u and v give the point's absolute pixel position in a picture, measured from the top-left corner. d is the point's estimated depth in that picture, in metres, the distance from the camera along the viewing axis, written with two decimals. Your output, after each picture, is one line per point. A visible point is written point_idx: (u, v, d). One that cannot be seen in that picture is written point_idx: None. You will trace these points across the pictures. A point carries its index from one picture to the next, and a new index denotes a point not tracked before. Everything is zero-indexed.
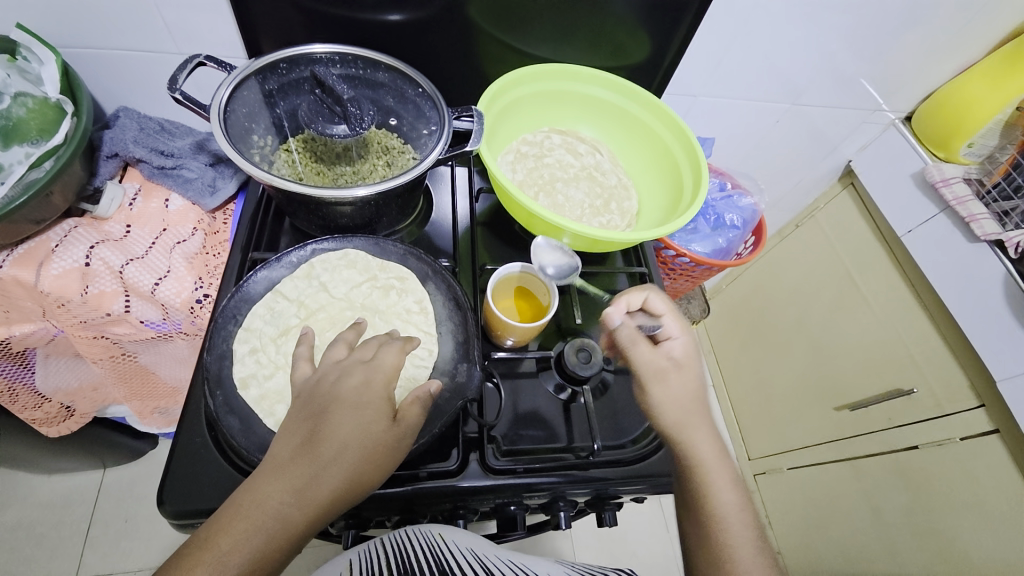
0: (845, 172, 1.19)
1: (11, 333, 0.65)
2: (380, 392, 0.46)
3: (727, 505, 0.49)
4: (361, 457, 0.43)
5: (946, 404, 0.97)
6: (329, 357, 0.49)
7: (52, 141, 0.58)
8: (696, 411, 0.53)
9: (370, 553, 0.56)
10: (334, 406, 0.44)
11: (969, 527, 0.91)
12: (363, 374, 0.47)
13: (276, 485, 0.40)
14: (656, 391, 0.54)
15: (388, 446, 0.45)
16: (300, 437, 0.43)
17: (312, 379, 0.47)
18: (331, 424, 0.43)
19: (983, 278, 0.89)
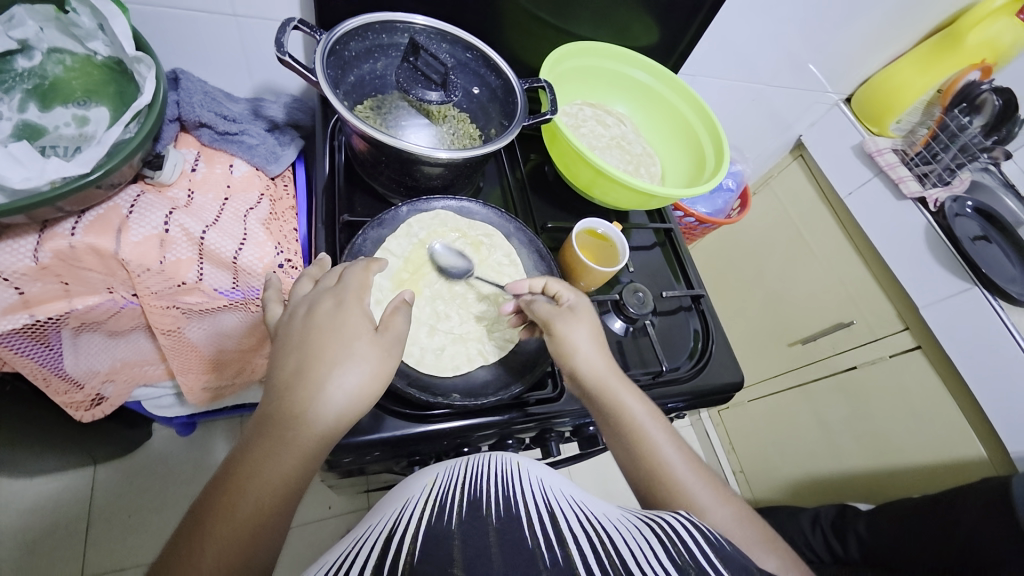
0: (794, 146, 1.40)
1: (73, 306, 0.61)
2: (352, 309, 0.48)
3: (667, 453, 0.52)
4: (362, 376, 0.46)
5: (878, 331, 1.21)
6: (297, 292, 0.51)
7: (138, 103, 0.55)
8: (612, 372, 0.55)
9: (456, 471, 0.47)
10: (316, 333, 0.46)
11: (899, 424, 1.17)
12: (334, 299, 0.49)
13: (279, 416, 0.43)
14: (565, 332, 0.55)
15: (383, 354, 0.48)
16: (292, 366, 0.45)
17: (291, 315, 0.49)
18: (317, 351, 0.45)
19: (911, 228, 1.13)
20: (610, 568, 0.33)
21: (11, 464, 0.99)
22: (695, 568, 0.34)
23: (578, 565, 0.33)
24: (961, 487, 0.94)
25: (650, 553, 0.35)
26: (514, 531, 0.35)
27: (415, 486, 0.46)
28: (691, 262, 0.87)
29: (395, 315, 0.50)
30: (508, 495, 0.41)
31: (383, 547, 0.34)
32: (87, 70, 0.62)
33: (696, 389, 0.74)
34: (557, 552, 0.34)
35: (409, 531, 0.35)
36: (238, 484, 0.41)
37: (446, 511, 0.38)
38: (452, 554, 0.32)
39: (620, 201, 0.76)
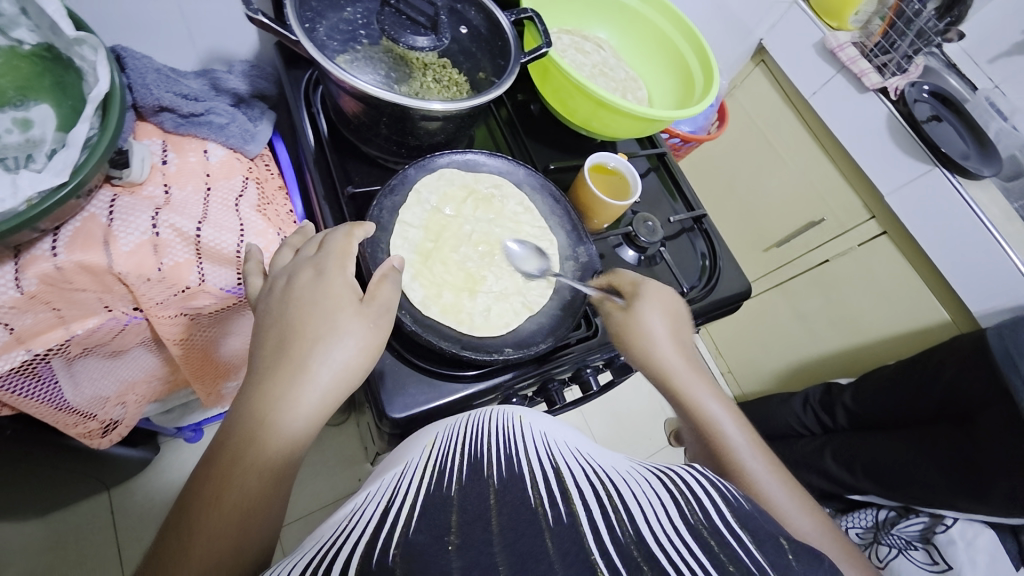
0: (755, 52, 1.40)
1: (74, 332, 0.55)
2: (335, 277, 0.45)
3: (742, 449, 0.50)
4: (348, 351, 0.42)
5: (847, 224, 1.30)
6: (277, 263, 0.48)
7: (98, 92, 0.48)
8: (681, 358, 0.54)
9: (457, 430, 0.43)
10: (297, 305, 0.43)
11: (870, 305, 1.29)
12: (313, 269, 0.45)
13: (257, 397, 0.39)
14: (642, 311, 0.55)
15: (370, 322, 0.44)
16: (272, 342, 0.41)
17: (268, 288, 0.45)
18: (297, 325, 0.42)
19: (875, 119, 1.19)
20: (615, 522, 0.30)
21: (23, 507, 0.94)
22: (709, 529, 0.30)
23: (583, 521, 0.30)
24: (936, 349, 1.06)
25: (660, 507, 0.32)
26: (518, 490, 0.33)
27: (413, 449, 0.42)
28: (687, 182, 0.88)
29: (384, 286, 0.47)
30: (510, 454, 0.38)
31: (378, 518, 0.30)
32: (11, 63, 0.52)
33: (713, 304, 0.78)
34: (560, 510, 0.31)
35: (407, 501, 0.32)
36: (221, 473, 0.36)
37: (446, 478, 0.35)
38: (450, 521, 0.29)
39: (619, 131, 0.75)
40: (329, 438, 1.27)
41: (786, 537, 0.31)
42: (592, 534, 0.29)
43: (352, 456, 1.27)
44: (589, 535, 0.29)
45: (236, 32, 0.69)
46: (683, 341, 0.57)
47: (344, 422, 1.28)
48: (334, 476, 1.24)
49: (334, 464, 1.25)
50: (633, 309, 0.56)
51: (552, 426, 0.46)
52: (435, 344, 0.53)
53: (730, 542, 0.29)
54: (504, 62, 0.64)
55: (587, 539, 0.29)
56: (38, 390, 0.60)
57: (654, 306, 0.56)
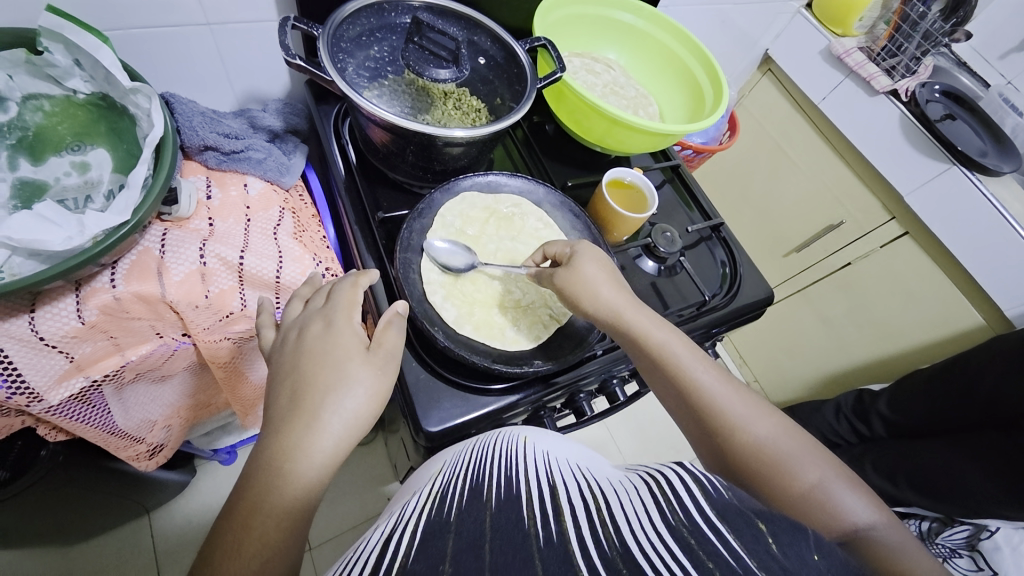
0: (762, 62, 1.42)
1: (128, 358, 0.59)
2: (342, 327, 0.49)
3: (698, 374, 0.54)
4: (360, 399, 0.45)
5: (866, 226, 1.30)
6: (288, 316, 0.53)
7: (154, 133, 0.53)
8: (627, 303, 0.57)
9: (462, 458, 0.46)
10: (308, 356, 0.47)
11: (897, 307, 1.28)
12: (323, 322, 0.50)
13: (276, 444, 0.42)
14: (586, 268, 0.58)
15: (375, 368, 0.47)
16: (287, 395, 0.45)
17: (281, 341, 0.50)
18: (309, 376, 0.45)
19: (887, 120, 1.20)
20: (602, 535, 0.31)
21: (70, 532, 0.98)
22: (689, 529, 0.30)
23: (571, 537, 0.31)
24: (970, 350, 1.04)
25: (643, 511, 0.32)
26: (512, 511, 0.35)
27: (425, 480, 0.46)
28: (701, 192, 0.90)
29: (390, 331, 0.51)
30: (510, 476, 0.40)
31: (379, 553, 0.33)
32: (69, 111, 0.58)
33: (737, 309, 0.79)
34: (552, 528, 0.32)
35: (408, 531, 0.34)
36: (241, 527, 0.38)
37: (446, 504, 0.37)
38: (445, 550, 0.31)
39: (632, 146, 0.77)
40: (358, 457, 1.29)
41: (762, 519, 0.31)
42: (577, 547, 0.30)
43: (380, 476, 1.28)
44: (578, 550, 0.29)
45: (268, 74, 0.74)
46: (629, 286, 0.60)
47: (372, 440, 1.30)
48: (364, 495, 1.26)
49: (363, 484, 1.27)
50: (573, 266, 0.58)
51: (555, 445, 0.49)
52: (467, 359, 0.55)
53: (709, 539, 0.28)
54: (522, 87, 0.67)
55: (572, 553, 0.29)
56: (91, 415, 0.64)
57: (593, 262, 0.59)
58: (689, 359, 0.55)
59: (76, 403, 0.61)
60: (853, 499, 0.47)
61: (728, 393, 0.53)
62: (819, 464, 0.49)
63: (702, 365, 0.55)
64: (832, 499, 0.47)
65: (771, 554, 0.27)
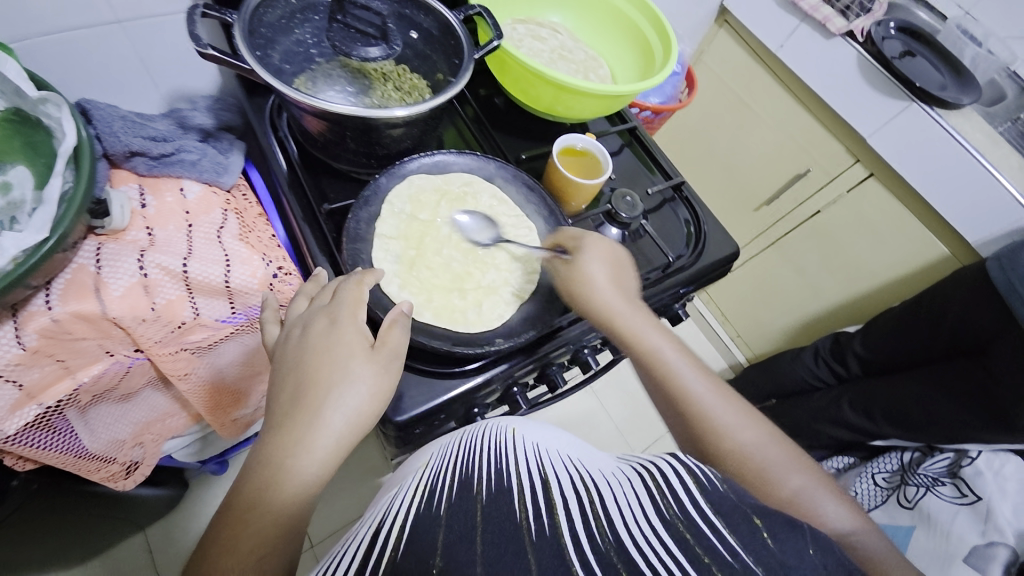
0: (718, 13, 1.39)
1: (80, 381, 0.57)
2: (347, 324, 0.47)
3: (688, 380, 0.54)
4: (364, 396, 0.43)
5: (833, 171, 1.30)
6: (293, 310, 0.50)
7: (66, 146, 0.50)
8: (624, 304, 0.57)
9: (450, 448, 0.46)
10: (313, 353, 0.44)
11: (866, 250, 1.30)
12: (327, 318, 0.47)
13: (274, 444, 0.40)
14: (586, 260, 0.58)
15: (379, 368, 0.46)
16: (289, 391, 0.43)
17: (281, 337, 0.47)
18: (314, 373, 0.43)
19: (844, 63, 1.18)
20: (594, 530, 0.32)
21: (61, 558, 0.96)
22: (684, 523, 0.32)
23: (563, 531, 0.33)
24: (938, 284, 1.06)
25: (637, 507, 0.34)
26: (503, 506, 0.35)
27: (410, 471, 0.46)
28: (661, 153, 0.89)
29: (397, 330, 0.49)
30: (500, 466, 0.41)
31: (368, 543, 0.34)
32: None
33: (703, 267, 0.79)
34: (544, 521, 0.34)
35: (396, 524, 0.34)
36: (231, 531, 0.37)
37: (435, 498, 0.37)
38: (437, 540, 0.32)
39: (582, 113, 0.75)
40: (349, 452, 1.29)
41: (758, 514, 0.32)
42: (571, 542, 0.32)
43: (373, 468, 1.29)
44: (571, 545, 0.31)
45: (194, 70, 0.70)
46: (627, 287, 0.59)
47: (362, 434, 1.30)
48: (359, 489, 1.26)
49: (358, 477, 1.27)
50: (576, 261, 0.58)
51: (543, 437, 0.48)
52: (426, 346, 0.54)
53: (702, 533, 0.30)
54: (459, 61, 0.64)
55: (566, 550, 0.31)
56: (54, 441, 0.62)
57: (596, 252, 0.58)
58: (678, 358, 0.55)
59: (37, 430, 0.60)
60: (834, 506, 0.47)
61: (713, 395, 0.54)
62: (804, 473, 0.49)
63: (694, 372, 0.55)
64: (815, 506, 0.46)
65: (769, 550, 0.29)
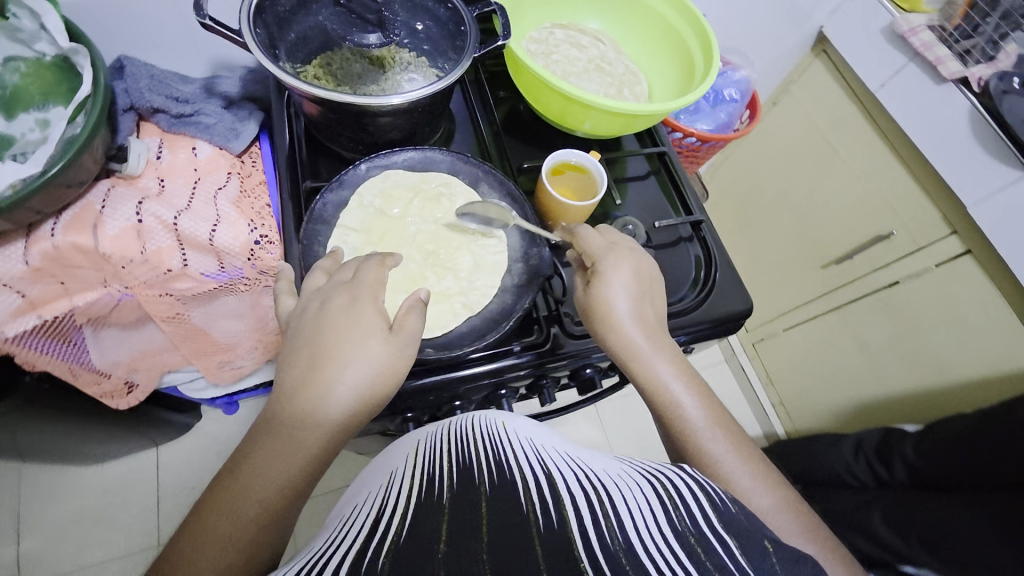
0: (817, 41, 1.24)
1: (75, 303, 0.64)
2: (366, 304, 0.46)
3: (703, 430, 0.51)
4: (373, 375, 0.43)
5: (922, 240, 1.10)
6: (310, 284, 0.49)
7: (78, 94, 0.55)
8: (647, 337, 0.54)
9: (439, 438, 0.46)
10: (329, 328, 0.44)
11: (947, 337, 1.10)
12: (347, 295, 0.46)
13: (286, 415, 0.42)
14: (611, 282, 0.55)
15: (395, 353, 0.45)
16: (303, 363, 0.43)
17: (294, 306, 0.48)
18: (328, 348, 0.43)
19: (952, 116, 1.00)
20: (605, 528, 0.32)
21: (76, 455, 1.09)
22: (696, 537, 0.32)
23: (572, 525, 0.32)
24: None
25: (649, 515, 0.33)
26: (507, 496, 0.35)
27: (398, 458, 0.47)
28: (690, 187, 0.80)
29: (409, 314, 0.47)
30: (500, 458, 0.40)
31: (369, 529, 0.34)
32: (38, 73, 0.58)
33: (704, 318, 0.70)
34: (551, 516, 0.33)
35: (397, 515, 0.35)
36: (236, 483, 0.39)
37: (436, 486, 0.37)
38: (441, 529, 0.32)
39: (593, 127, 0.70)
40: None
41: (770, 540, 0.33)
42: (580, 537, 0.31)
43: None
44: (577, 539, 0.31)
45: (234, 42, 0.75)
46: (650, 314, 0.56)
47: None
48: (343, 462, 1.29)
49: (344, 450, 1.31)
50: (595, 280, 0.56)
51: (537, 431, 0.48)
52: None
53: (715, 550, 0.31)
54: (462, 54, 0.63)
55: (576, 544, 0.30)
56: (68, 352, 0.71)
57: (618, 283, 0.55)
58: (694, 409, 0.52)
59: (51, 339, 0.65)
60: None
61: (725, 448, 0.51)
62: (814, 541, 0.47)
63: (712, 424, 0.52)
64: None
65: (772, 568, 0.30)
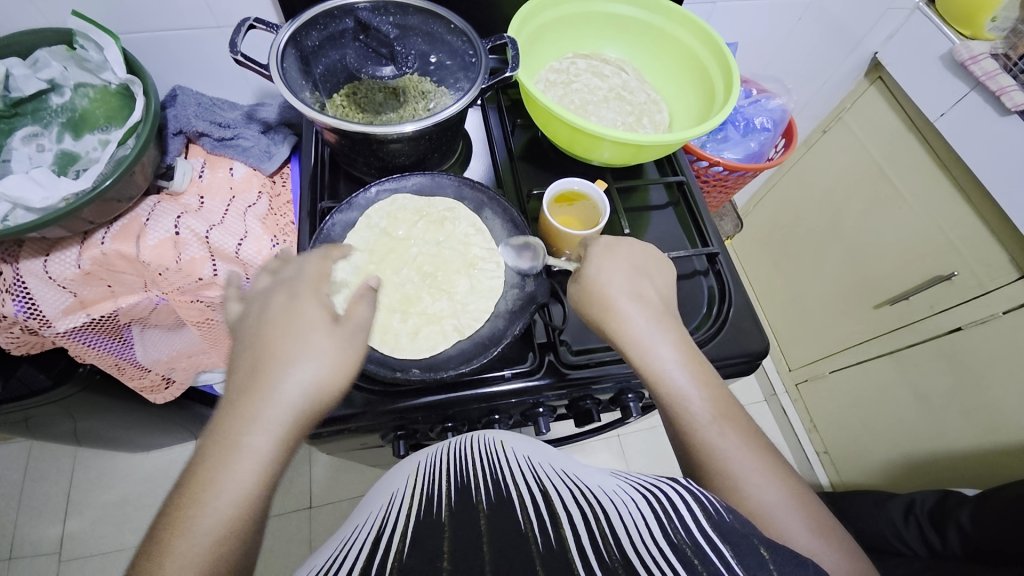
0: (871, 67, 1.17)
1: (118, 305, 0.71)
2: (308, 300, 0.47)
3: (701, 412, 0.48)
4: (320, 365, 0.44)
5: (988, 283, 0.99)
6: (255, 288, 0.50)
7: (131, 119, 0.63)
8: (643, 319, 0.52)
9: (440, 457, 0.47)
10: (269, 327, 0.45)
11: (1019, 394, 0.97)
12: (289, 293, 0.48)
13: (229, 422, 0.41)
14: (603, 268, 0.55)
15: (340, 342, 0.46)
16: (245, 366, 0.44)
17: (241, 310, 0.49)
18: (270, 345, 0.44)
19: (1018, 149, 0.90)
20: (602, 548, 0.31)
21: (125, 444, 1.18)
22: (692, 547, 0.31)
23: (572, 546, 0.31)
24: None
25: (645, 528, 0.32)
26: (505, 518, 0.34)
27: (399, 478, 0.46)
28: (710, 218, 0.77)
29: (358, 303, 0.49)
30: (500, 479, 0.40)
31: (371, 544, 0.34)
32: (104, 98, 0.67)
33: (714, 358, 0.66)
34: (550, 537, 0.32)
35: (397, 531, 0.35)
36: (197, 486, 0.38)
37: (436, 505, 0.37)
38: (442, 548, 0.32)
39: (607, 157, 0.70)
40: None
41: (766, 545, 0.31)
42: (579, 556, 0.30)
43: None
44: (577, 558, 0.30)
45: None
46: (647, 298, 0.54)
47: None
48: (363, 471, 1.32)
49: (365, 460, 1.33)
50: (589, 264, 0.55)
51: (537, 451, 0.47)
52: None
53: (712, 561, 0.29)
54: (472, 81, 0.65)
55: (574, 564, 0.30)
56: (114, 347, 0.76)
57: (611, 265, 0.55)
58: (692, 389, 0.49)
59: (105, 337, 0.74)
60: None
61: (724, 429, 0.47)
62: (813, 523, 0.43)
63: (712, 407, 0.48)
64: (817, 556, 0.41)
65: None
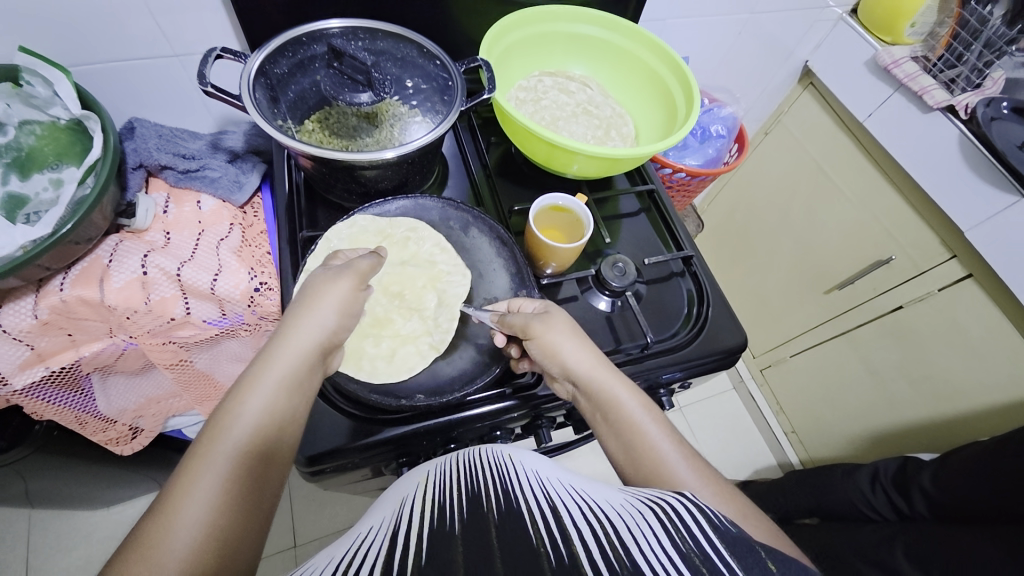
0: (804, 74, 1.28)
1: (81, 354, 0.66)
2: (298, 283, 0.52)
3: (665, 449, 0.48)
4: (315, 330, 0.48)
5: (922, 264, 1.09)
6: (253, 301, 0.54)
7: (89, 158, 0.60)
8: (601, 365, 0.53)
9: (444, 476, 0.45)
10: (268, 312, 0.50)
11: (957, 361, 1.08)
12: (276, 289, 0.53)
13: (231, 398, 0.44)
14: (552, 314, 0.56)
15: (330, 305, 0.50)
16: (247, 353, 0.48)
17: None
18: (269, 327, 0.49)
19: (941, 141, 1.00)
20: (614, 560, 0.29)
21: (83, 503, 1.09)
22: (700, 556, 0.29)
23: (584, 561, 0.30)
24: None
25: (653, 539, 0.31)
26: (514, 531, 0.33)
27: (408, 485, 0.45)
28: (680, 222, 0.81)
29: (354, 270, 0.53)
30: (509, 494, 0.38)
31: (388, 544, 0.33)
32: (53, 135, 0.63)
33: (697, 356, 0.69)
34: (562, 550, 0.30)
35: (414, 531, 0.34)
36: (215, 431, 0.40)
37: (447, 516, 0.36)
38: (456, 559, 0.30)
39: (578, 169, 0.73)
40: None
41: (773, 559, 0.30)
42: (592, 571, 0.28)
43: None
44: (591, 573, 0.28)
45: None
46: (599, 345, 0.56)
47: None
48: (349, 502, 1.27)
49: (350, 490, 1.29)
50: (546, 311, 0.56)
51: (547, 468, 0.46)
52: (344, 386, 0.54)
53: (721, 569, 0.28)
54: (449, 100, 0.67)
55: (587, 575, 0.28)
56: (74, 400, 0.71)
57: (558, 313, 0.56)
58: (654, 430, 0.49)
59: (63, 390, 0.68)
60: None
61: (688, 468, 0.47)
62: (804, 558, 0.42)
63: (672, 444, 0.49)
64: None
65: None
